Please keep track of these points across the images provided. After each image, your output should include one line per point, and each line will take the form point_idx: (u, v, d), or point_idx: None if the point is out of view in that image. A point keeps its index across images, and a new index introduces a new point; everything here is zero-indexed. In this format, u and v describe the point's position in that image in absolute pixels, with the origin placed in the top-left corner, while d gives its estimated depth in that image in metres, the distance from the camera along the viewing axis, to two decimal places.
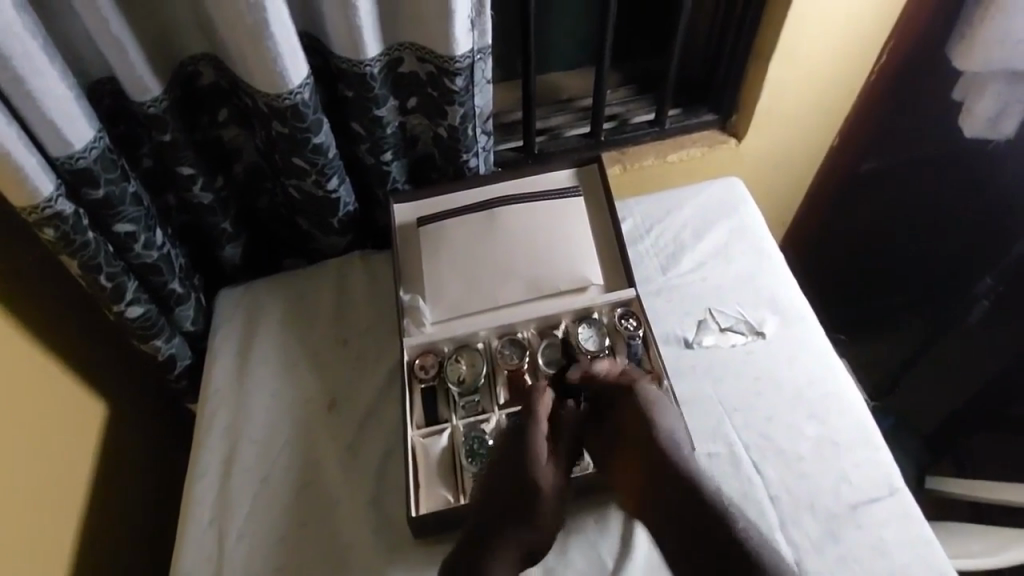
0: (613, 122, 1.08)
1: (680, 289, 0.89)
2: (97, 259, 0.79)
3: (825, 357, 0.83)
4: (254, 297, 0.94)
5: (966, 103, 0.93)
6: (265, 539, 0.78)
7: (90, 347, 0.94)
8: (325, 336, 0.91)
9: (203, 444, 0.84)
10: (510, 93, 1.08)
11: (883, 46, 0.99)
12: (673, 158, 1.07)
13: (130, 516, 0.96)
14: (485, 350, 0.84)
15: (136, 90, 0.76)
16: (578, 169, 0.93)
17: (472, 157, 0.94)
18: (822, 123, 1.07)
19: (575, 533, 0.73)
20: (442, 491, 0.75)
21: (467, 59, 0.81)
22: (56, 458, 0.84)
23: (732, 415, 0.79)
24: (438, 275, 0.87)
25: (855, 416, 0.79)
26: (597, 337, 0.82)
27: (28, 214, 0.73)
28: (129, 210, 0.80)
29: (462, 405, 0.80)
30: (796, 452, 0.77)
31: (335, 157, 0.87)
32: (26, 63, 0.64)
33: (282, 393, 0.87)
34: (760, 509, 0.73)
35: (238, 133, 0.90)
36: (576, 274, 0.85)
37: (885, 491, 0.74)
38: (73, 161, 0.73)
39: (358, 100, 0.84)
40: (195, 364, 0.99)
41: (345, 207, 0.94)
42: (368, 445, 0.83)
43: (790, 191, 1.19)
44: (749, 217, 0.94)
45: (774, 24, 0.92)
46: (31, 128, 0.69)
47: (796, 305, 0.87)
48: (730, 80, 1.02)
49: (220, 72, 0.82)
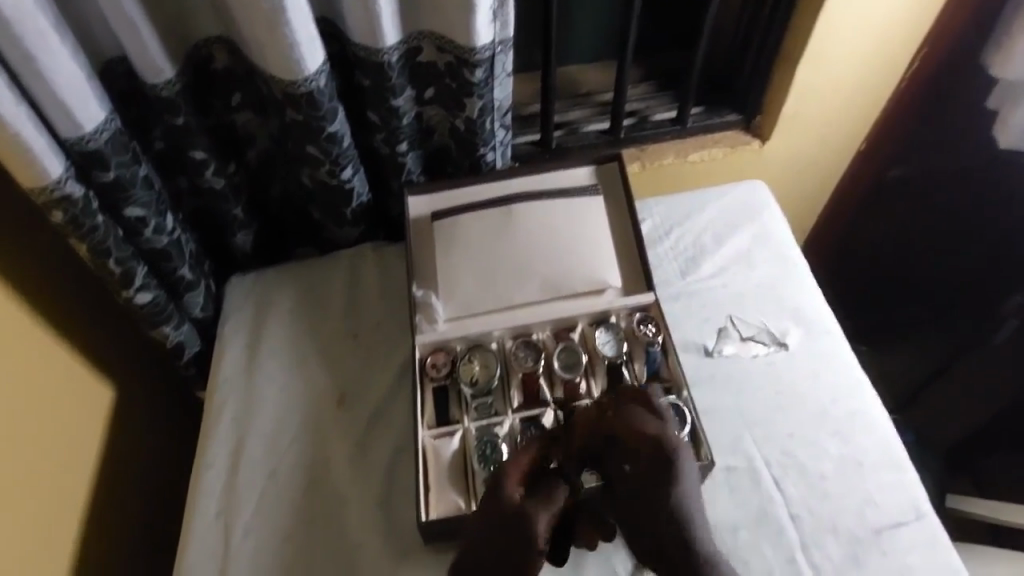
0: (632, 119, 1.06)
1: (701, 295, 0.88)
2: (107, 244, 0.77)
3: (849, 371, 0.82)
4: (264, 286, 0.93)
5: (1001, 114, 0.91)
6: (272, 535, 0.76)
7: (99, 332, 0.92)
8: (336, 329, 0.89)
9: (210, 434, 0.83)
10: (529, 85, 1.05)
11: (916, 49, 0.96)
12: (693, 157, 1.04)
13: (137, 507, 0.94)
14: (498, 350, 0.83)
15: (149, 72, 0.73)
16: (597, 166, 0.90)
17: (489, 151, 0.92)
18: (848, 126, 1.04)
19: (588, 545, 0.72)
20: (454, 497, 0.73)
21: (488, 50, 0.78)
22: (63, 444, 0.83)
23: (753, 429, 0.78)
24: (454, 271, 0.85)
25: (881, 436, 0.78)
26: (614, 342, 0.80)
27: (37, 195, 0.71)
28: (140, 194, 0.78)
29: (474, 407, 0.78)
30: (819, 472, 0.75)
31: (349, 147, 0.85)
32: (38, 42, 0.62)
33: (291, 387, 0.85)
34: (781, 528, 0.72)
35: (251, 119, 0.87)
36: (593, 276, 0.84)
37: (911, 516, 0.73)
38: (83, 143, 0.71)
39: (374, 89, 0.81)
40: (204, 352, 0.98)
41: (359, 197, 0.91)
42: (377, 444, 0.81)
43: (812, 195, 1.17)
44: (774, 224, 0.92)
45: (804, 24, 0.90)
46: (41, 108, 0.67)
47: (820, 317, 0.86)
48: (756, 78, 0.99)
49: (234, 56, 0.80)
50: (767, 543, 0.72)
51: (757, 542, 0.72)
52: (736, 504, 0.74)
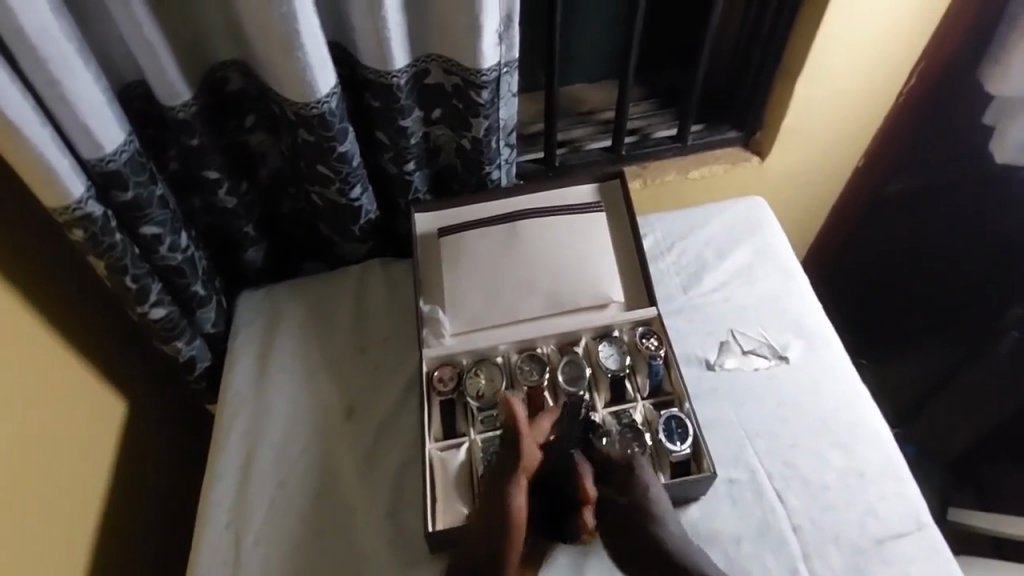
0: (634, 137, 1.08)
1: (702, 309, 0.89)
2: (124, 261, 0.79)
3: (849, 383, 0.84)
4: (276, 302, 0.94)
5: (998, 129, 0.94)
6: (283, 546, 0.78)
7: (112, 344, 0.94)
8: (345, 344, 0.91)
9: (221, 448, 0.84)
10: (533, 104, 1.08)
11: (913, 67, 0.98)
12: (694, 174, 1.07)
13: (147, 518, 0.96)
14: (504, 364, 0.84)
15: (167, 95, 0.76)
16: (600, 183, 0.92)
17: (494, 169, 0.94)
18: (846, 141, 1.06)
19: (591, 556, 0.74)
20: (459, 507, 0.75)
21: (493, 72, 0.81)
22: (77, 456, 0.84)
23: (755, 440, 0.80)
24: (460, 287, 0.87)
25: (882, 447, 0.79)
26: (617, 356, 0.82)
27: (58, 214, 0.73)
28: (156, 213, 0.80)
29: (481, 419, 0.80)
30: (821, 483, 0.77)
31: (358, 166, 0.87)
32: (62, 66, 0.65)
33: (302, 401, 0.87)
34: (783, 539, 0.74)
35: (263, 139, 0.89)
36: (597, 291, 0.85)
37: (912, 527, 0.74)
38: (103, 163, 0.73)
39: (383, 110, 0.84)
40: (215, 366, 0.99)
41: (367, 215, 0.93)
42: (385, 454, 0.83)
43: (811, 209, 1.19)
44: (774, 239, 0.94)
45: (803, 44, 0.92)
46: (64, 130, 0.70)
47: (820, 331, 0.87)
48: (756, 96, 1.01)
49: (249, 79, 0.83)
50: (770, 553, 0.73)
51: (760, 552, 0.73)
52: (739, 516, 0.75)
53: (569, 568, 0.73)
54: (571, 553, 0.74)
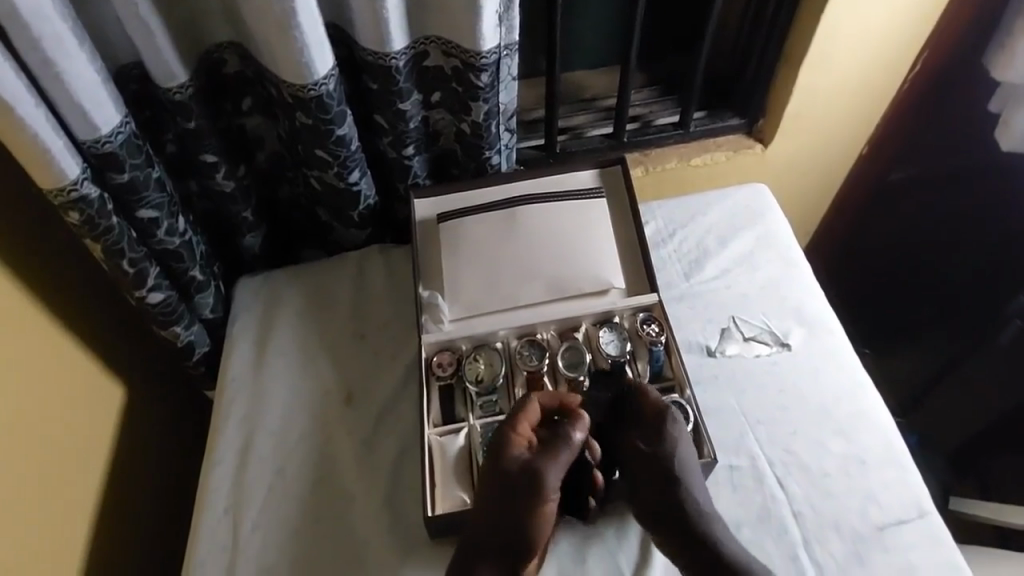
0: (635, 124, 1.07)
1: (704, 296, 0.89)
2: (121, 244, 0.78)
3: (851, 370, 0.83)
4: (275, 288, 0.94)
5: (1003, 117, 0.92)
6: (280, 531, 0.78)
7: (111, 329, 0.93)
8: (344, 330, 0.90)
9: (219, 433, 0.84)
10: (533, 90, 1.06)
11: (917, 54, 0.98)
12: (697, 161, 1.06)
13: (145, 504, 0.95)
14: (503, 350, 0.84)
15: (163, 76, 0.75)
16: (601, 170, 0.91)
17: (494, 154, 0.93)
18: (850, 128, 1.05)
19: (592, 542, 0.73)
20: (459, 495, 0.75)
21: (493, 54, 0.80)
22: (74, 440, 0.84)
23: (756, 427, 0.79)
24: (458, 273, 0.86)
25: (884, 434, 0.79)
26: (618, 342, 0.82)
27: (53, 196, 0.72)
28: (152, 196, 0.79)
29: (480, 405, 0.80)
30: (821, 469, 0.76)
31: (357, 150, 0.86)
32: (55, 45, 0.64)
33: (301, 387, 0.87)
34: (784, 526, 0.73)
35: (261, 122, 0.89)
36: (597, 277, 0.85)
37: (914, 514, 0.74)
38: (99, 144, 0.72)
39: (381, 92, 0.83)
40: (214, 351, 0.99)
41: (366, 200, 0.92)
42: (384, 440, 0.82)
43: (814, 197, 1.18)
44: (776, 226, 0.94)
45: (806, 28, 0.91)
46: (58, 110, 0.69)
47: (822, 318, 0.87)
48: (759, 82, 1.00)
49: (245, 61, 0.82)
50: (771, 539, 0.73)
51: (761, 539, 0.73)
52: (739, 502, 0.75)
53: (569, 552, 0.73)
54: (571, 539, 0.74)
